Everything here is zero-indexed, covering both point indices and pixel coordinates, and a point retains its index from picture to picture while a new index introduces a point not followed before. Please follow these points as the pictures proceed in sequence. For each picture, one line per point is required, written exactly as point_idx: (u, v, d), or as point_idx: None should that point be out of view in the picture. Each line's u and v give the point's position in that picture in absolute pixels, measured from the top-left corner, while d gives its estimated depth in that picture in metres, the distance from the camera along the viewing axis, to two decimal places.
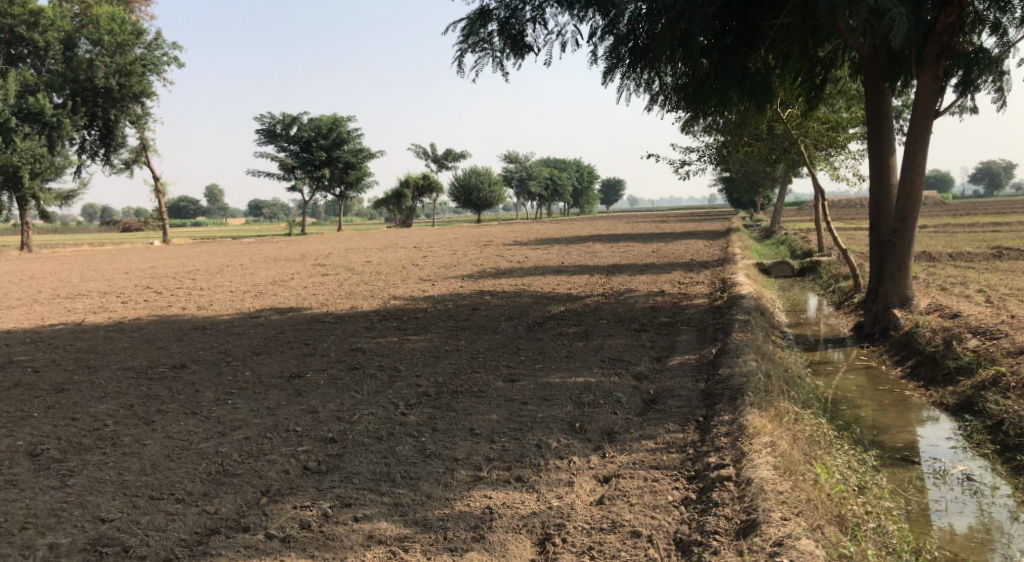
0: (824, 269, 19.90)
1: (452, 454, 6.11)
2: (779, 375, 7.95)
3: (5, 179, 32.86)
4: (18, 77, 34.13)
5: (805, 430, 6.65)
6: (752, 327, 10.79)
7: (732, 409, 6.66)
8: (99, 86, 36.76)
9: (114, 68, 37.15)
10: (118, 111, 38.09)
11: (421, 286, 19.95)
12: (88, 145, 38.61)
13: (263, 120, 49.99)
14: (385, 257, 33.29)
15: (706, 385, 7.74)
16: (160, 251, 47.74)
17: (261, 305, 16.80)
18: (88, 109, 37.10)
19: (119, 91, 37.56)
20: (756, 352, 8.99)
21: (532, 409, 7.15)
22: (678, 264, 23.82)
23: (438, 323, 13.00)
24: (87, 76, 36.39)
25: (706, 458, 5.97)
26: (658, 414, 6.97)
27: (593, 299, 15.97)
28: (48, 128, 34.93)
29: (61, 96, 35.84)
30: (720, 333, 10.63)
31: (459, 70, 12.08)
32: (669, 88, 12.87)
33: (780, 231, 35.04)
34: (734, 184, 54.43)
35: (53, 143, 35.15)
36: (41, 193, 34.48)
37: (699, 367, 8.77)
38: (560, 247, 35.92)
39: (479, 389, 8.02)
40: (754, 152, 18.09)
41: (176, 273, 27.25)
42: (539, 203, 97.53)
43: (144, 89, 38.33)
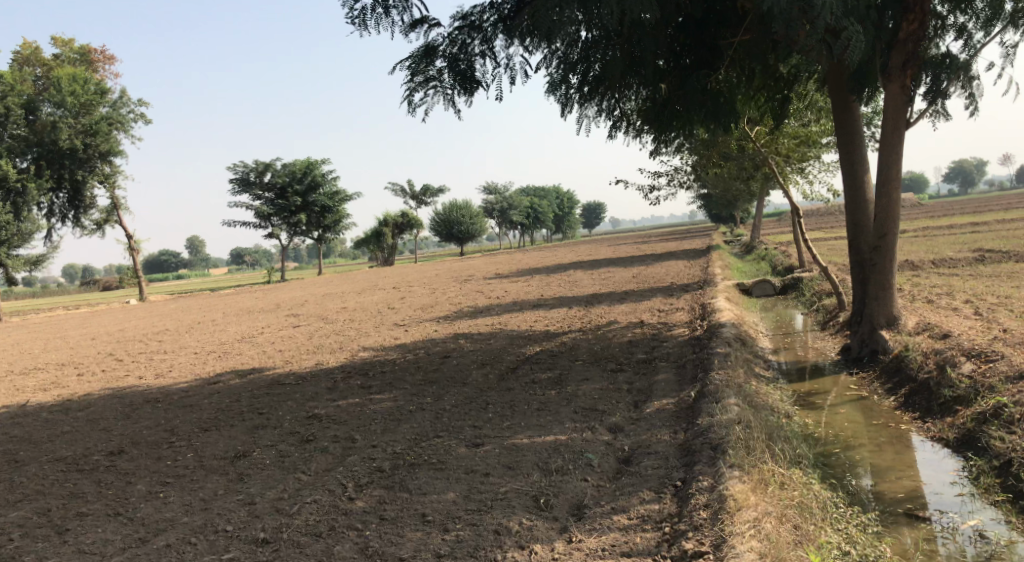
0: (807, 286, 19.35)
1: (397, 552, 5.46)
2: (764, 421, 7.32)
3: None
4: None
5: (794, 492, 6.10)
6: (735, 361, 10.14)
7: (711, 474, 6.16)
8: (64, 148, 36.10)
9: (78, 129, 36.48)
10: (85, 171, 37.45)
11: (394, 333, 19.20)
12: (54, 208, 37.91)
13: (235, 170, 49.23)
14: (361, 302, 32.48)
15: (685, 438, 7.07)
16: (135, 310, 46.81)
17: (224, 367, 16.00)
18: (55, 172, 36.30)
19: (83, 152, 36.89)
20: (740, 392, 8.31)
21: (494, 482, 6.38)
22: (658, 289, 23.19)
23: (405, 376, 12.25)
24: (50, 139, 35.61)
25: (684, 541, 5.51)
26: (632, 479, 6.34)
27: (569, 336, 15.31)
28: (12, 193, 34.07)
29: (25, 160, 35.05)
30: (699, 370, 9.96)
31: (410, 111, 11.31)
32: (631, 114, 12.30)
33: (761, 245, 34.60)
34: (712, 201, 54.15)
35: (19, 210, 34.19)
36: (10, 260, 33.42)
37: (679, 413, 8.10)
38: (540, 277, 35.26)
39: (439, 460, 7.28)
40: (725, 171, 17.53)
41: (144, 335, 26.35)
42: (519, 232, 97.17)
43: (110, 148, 37.72)
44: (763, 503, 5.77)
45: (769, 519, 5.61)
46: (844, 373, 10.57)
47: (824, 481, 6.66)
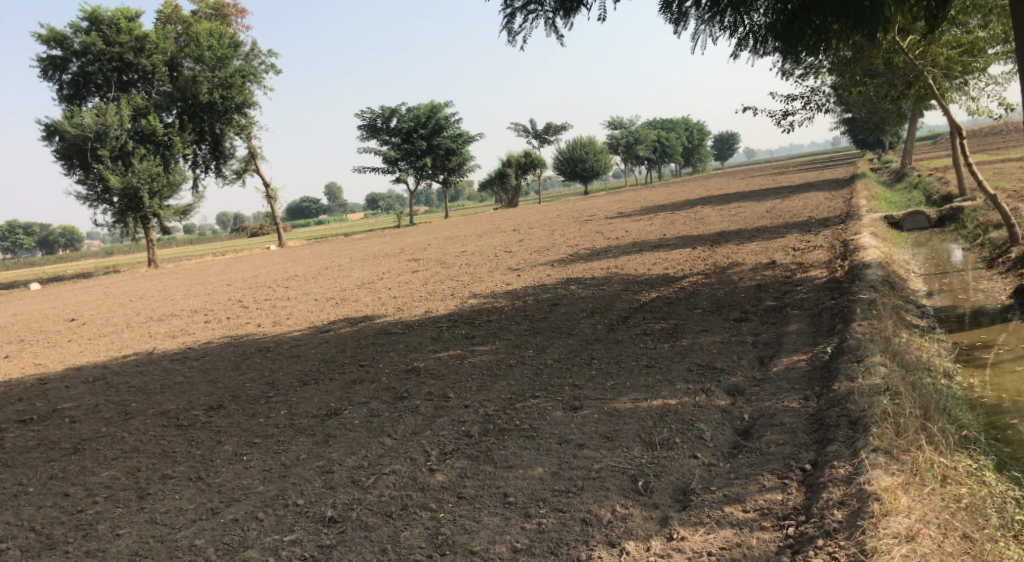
0: (967, 217, 17.21)
1: (468, 545, 5.12)
2: (918, 390, 6.21)
3: (127, 200, 33.86)
4: (129, 101, 34.50)
5: (962, 489, 5.28)
6: (882, 309, 8.87)
7: (849, 461, 5.53)
8: (204, 101, 37.35)
9: (216, 82, 37.57)
10: (224, 123, 38.77)
11: (509, 279, 18.63)
12: (197, 160, 39.58)
13: (362, 116, 49.86)
14: (481, 245, 32.14)
15: (817, 412, 6.18)
16: (275, 256, 48.77)
17: (339, 315, 15.95)
18: (196, 126, 37.83)
19: (221, 104, 38.08)
20: (887, 349, 7.13)
21: (587, 460, 5.82)
22: (793, 225, 21.42)
23: (512, 328, 11.64)
24: (192, 93, 36.89)
25: (808, 549, 5.02)
26: (750, 458, 5.77)
27: (691, 281, 14.23)
28: (160, 146, 35.65)
29: (170, 115, 36.55)
30: (838, 320, 8.80)
31: (509, 39, 10.44)
32: (760, 29, 10.88)
33: (911, 172, 31.54)
34: (856, 125, 50.14)
35: (167, 162, 35.89)
36: (162, 210, 35.18)
37: (812, 373, 7.08)
38: (664, 215, 33.74)
39: (532, 425, 6.61)
40: (872, 90, 15.61)
41: (273, 282, 27.09)
42: (647, 168, 94.32)
43: (245, 99, 38.80)
44: (918, 505, 5.12)
45: (931, 530, 4.98)
46: (1017, 322, 9.09)
47: (995, 471, 5.59)
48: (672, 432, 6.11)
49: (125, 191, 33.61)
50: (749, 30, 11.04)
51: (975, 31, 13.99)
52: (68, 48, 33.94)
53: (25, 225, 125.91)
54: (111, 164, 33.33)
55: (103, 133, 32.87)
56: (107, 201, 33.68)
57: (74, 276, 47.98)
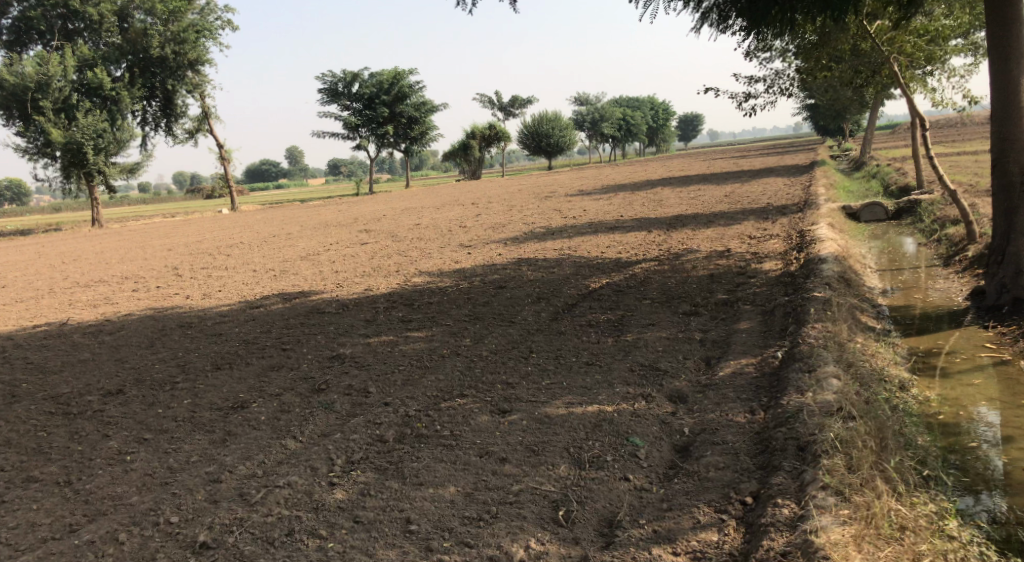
0: (925, 211, 16.92)
1: None
2: (873, 414, 5.76)
3: (70, 155, 32.19)
4: (74, 52, 32.86)
5: (921, 541, 4.83)
6: (837, 309, 8.37)
7: (796, 501, 5.09)
8: (155, 56, 35.62)
9: (167, 36, 35.78)
10: (176, 80, 37.11)
11: (457, 257, 17.89)
12: (146, 117, 37.93)
13: (322, 79, 48.44)
14: (436, 218, 31.28)
15: (765, 436, 5.72)
16: (225, 220, 47.28)
17: (275, 288, 15.08)
18: (146, 81, 36.10)
19: (173, 60, 36.34)
20: (841, 359, 6.60)
21: (503, 482, 5.30)
22: (751, 211, 20.98)
23: (450, 313, 10.95)
24: (142, 47, 35.12)
25: None
26: (687, 487, 5.31)
27: (642, 268, 13.69)
28: (106, 101, 33.96)
29: (118, 68, 34.83)
30: (791, 320, 8.27)
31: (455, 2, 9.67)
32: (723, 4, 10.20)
33: (871, 161, 31.42)
34: (818, 111, 50.10)
35: (114, 117, 34.14)
36: (107, 168, 33.65)
37: (761, 382, 6.55)
38: (624, 195, 33.21)
39: (452, 431, 5.98)
40: (837, 76, 15.12)
41: (216, 249, 25.96)
42: (612, 145, 93.83)
43: (198, 56, 37.02)
44: None
45: None
46: (973, 326, 8.70)
47: (956, 516, 5.16)
48: (604, 448, 5.58)
49: (68, 146, 32.03)
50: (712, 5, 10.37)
51: (943, 19, 13.55)
52: None
53: None
54: (53, 117, 31.66)
55: (44, 84, 31.19)
56: (49, 157, 32.03)
57: (13, 232, 45.94)
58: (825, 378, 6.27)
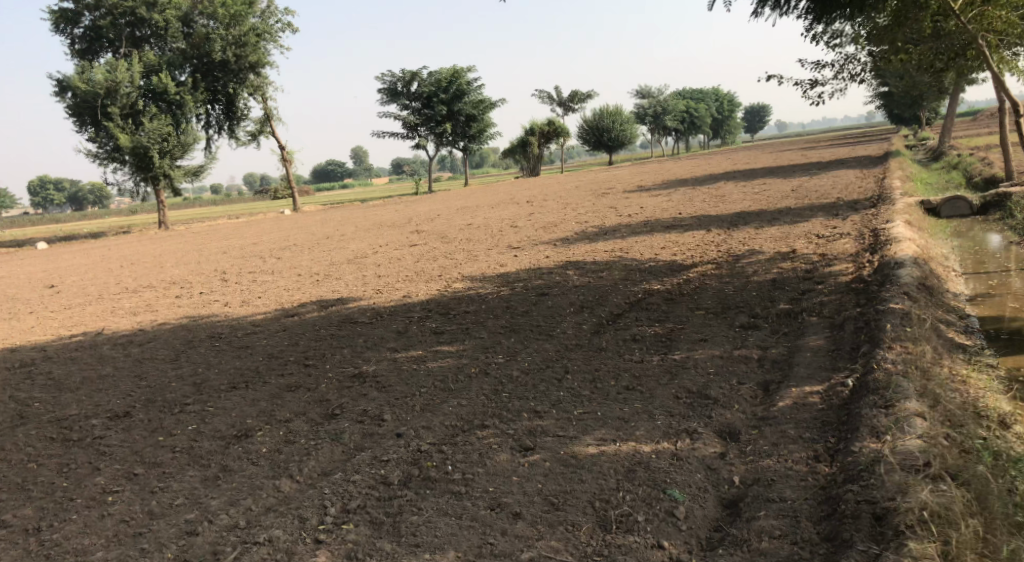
0: (1015, 206, 15.49)
1: None
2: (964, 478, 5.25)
3: (136, 160, 32.65)
4: (140, 58, 33.20)
5: None
6: (919, 323, 7.42)
7: None
8: (218, 60, 35.82)
9: (230, 40, 35.87)
10: (238, 83, 37.34)
11: (505, 260, 17.15)
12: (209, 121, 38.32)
13: (382, 79, 48.27)
14: (489, 218, 30.55)
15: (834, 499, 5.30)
16: (285, 221, 47.60)
17: (315, 295, 14.58)
18: (209, 85, 36.37)
19: (235, 63, 36.49)
20: (925, 395, 6.02)
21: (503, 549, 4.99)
22: (819, 208, 19.68)
23: (488, 325, 10.22)
24: (205, 51, 35.32)
25: None
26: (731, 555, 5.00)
27: (697, 273, 12.76)
28: (172, 106, 34.30)
29: (182, 73, 35.13)
30: (863, 339, 7.27)
31: None
32: None
33: (951, 151, 29.49)
34: (893, 99, 47.74)
35: (178, 121, 34.50)
36: (173, 171, 34.09)
37: (831, 422, 5.98)
38: (684, 190, 31.92)
39: (458, 477, 5.60)
40: (914, 60, 13.89)
41: (267, 251, 25.74)
42: (675, 138, 91.82)
43: (259, 59, 37.10)
44: None
45: None
46: None
47: None
48: (634, 507, 5.25)
49: (136, 151, 32.49)
50: None
51: None
52: (80, 1, 32.67)
53: (50, 180, 125.35)
54: (121, 123, 32.05)
55: (113, 90, 31.51)
56: (118, 161, 32.57)
57: (83, 235, 46.96)
58: (908, 422, 5.74)
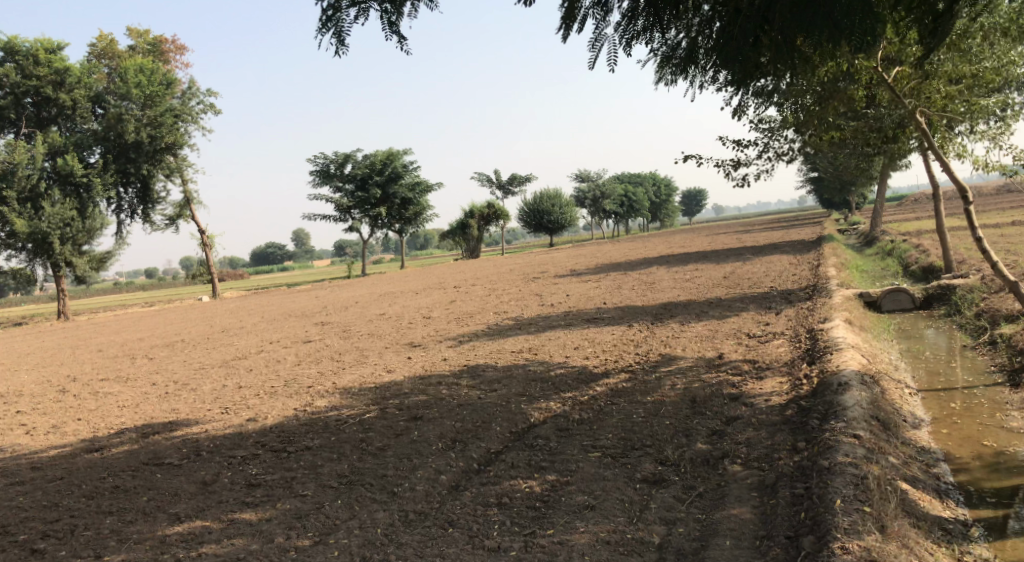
0: (962, 301, 13.93)
1: None
2: None
3: (33, 247, 29.43)
4: (44, 138, 30.22)
5: None
6: (877, 505, 5.73)
7: None
8: (131, 141, 32.60)
9: (145, 121, 33.04)
10: (153, 164, 33.86)
11: (395, 364, 14.72)
12: (123, 204, 34.63)
13: (316, 162, 46.21)
14: (406, 307, 28.13)
15: None
16: (200, 309, 44.47)
17: (146, 415, 11.77)
18: (122, 167, 33.07)
19: (149, 145, 33.34)
20: None
21: None
22: (751, 299, 17.96)
23: (321, 474, 7.61)
24: (118, 133, 32.27)
25: None
26: None
27: (606, 386, 10.57)
28: (78, 189, 31.24)
29: (90, 154, 31.83)
30: (809, 536, 5.55)
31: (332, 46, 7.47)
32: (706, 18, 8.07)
33: (883, 236, 28.49)
34: (824, 184, 47.69)
35: (85, 205, 31.41)
36: (76, 258, 30.82)
37: None
38: (614, 277, 30.14)
39: None
40: (842, 139, 12.41)
41: (148, 349, 22.63)
42: (615, 222, 91.52)
43: (176, 140, 34.21)
44: None
45: None
46: None
47: None
48: None
49: (33, 238, 29.34)
50: (690, 13, 8.17)
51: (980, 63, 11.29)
52: None
53: None
54: (17, 207, 28.94)
55: (9, 172, 28.52)
56: (11, 249, 29.31)
57: None
58: None
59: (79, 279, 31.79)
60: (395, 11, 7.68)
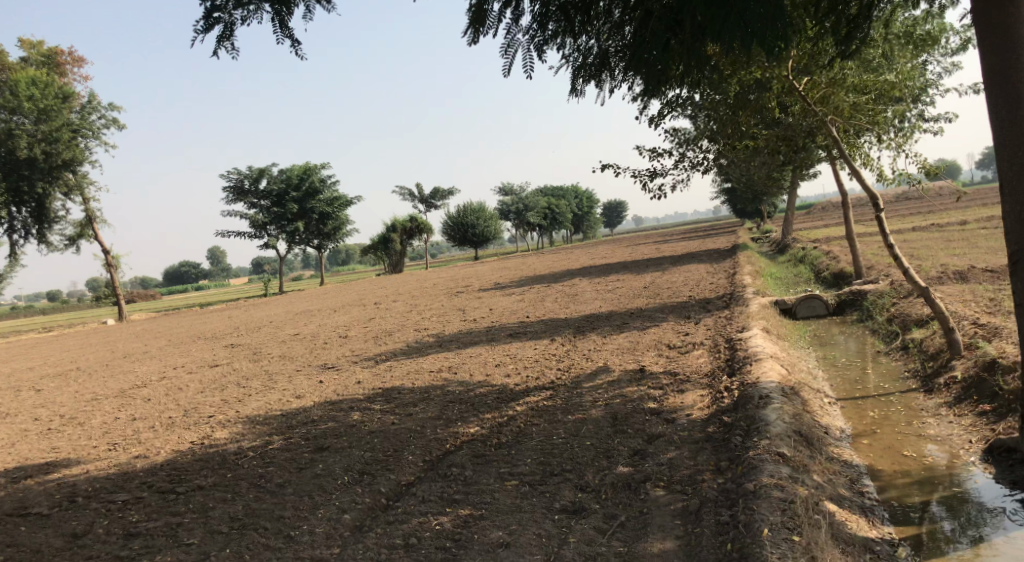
0: (873, 306, 14.10)
1: None
2: None
3: None
4: None
5: None
6: (807, 532, 5.51)
7: None
8: (23, 158, 30.50)
9: (39, 136, 30.98)
10: (49, 182, 31.81)
11: (305, 389, 13.95)
12: (17, 224, 32.46)
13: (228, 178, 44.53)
14: (322, 326, 27.15)
15: None
16: (104, 334, 42.18)
17: (24, 456, 10.71)
18: (14, 186, 30.88)
19: (44, 161, 31.28)
20: None
21: None
22: (670, 309, 17.87)
23: (212, 518, 6.90)
24: (9, 149, 30.15)
25: None
26: None
27: (524, 405, 10.12)
28: None
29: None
30: None
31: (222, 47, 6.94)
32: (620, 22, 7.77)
33: (796, 244, 29.09)
34: (737, 194, 48.80)
35: None
36: None
37: None
38: (535, 289, 29.86)
39: None
40: (755, 149, 12.37)
41: (41, 380, 21.05)
42: (537, 235, 91.81)
43: (74, 156, 32.20)
44: None
45: None
46: (1010, 542, 5.74)
47: None
48: None
49: None
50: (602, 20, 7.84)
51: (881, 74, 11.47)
52: None
53: None
54: None
55: None
56: None
57: None
58: None
59: None
60: (287, 11, 7.12)
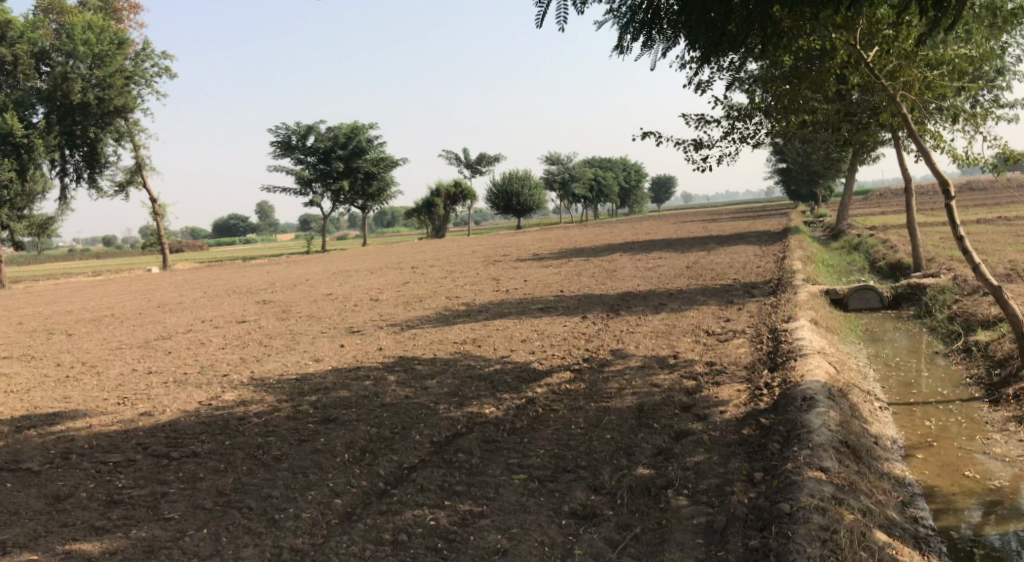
0: (933, 302, 13.12)
1: None
2: None
3: None
4: None
5: None
6: None
7: None
8: (77, 102, 30.12)
9: (92, 82, 30.50)
10: (100, 128, 31.48)
11: (325, 352, 13.46)
12: (68, 167, 32.32)
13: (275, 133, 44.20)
14: (357, 288, 26.75)
15: None
16: (146, 281, 42.44)
17: (32, 404, 10.37)
18: (67, 130, 30.46)
19: (97, 107, 30.83)
20: None
21: None
22: (712, 292, 17.02)
23: (198, 490, 6.42)
24: (64, 93, 29.73)
25: None
26: None
27: (548, 387, 9.47)
28: (18, 148, 28.62)
29: (33, 114, 29.46)
30: None
31: None
32: None
33: (850, 230, 27.79)
34: (792, 176, 47.22)
35: (26, 167, 28.75)
36: (13, 223, 28.46)
37: None
38: (575, 263, 29.10)
39: None
40: (813, 127, 11.42)
41: (73, 325, 20.95)
42: (583, 207, 90.62)
43: (127, 103, 31.61)
44: None
45: None
46: None
47: None
48: None
49: None
50: None
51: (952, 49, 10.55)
52: None
53: None
54: None
55: None
56: None
57: None
58: None
59: (17, 246, 29.48)
60: None
